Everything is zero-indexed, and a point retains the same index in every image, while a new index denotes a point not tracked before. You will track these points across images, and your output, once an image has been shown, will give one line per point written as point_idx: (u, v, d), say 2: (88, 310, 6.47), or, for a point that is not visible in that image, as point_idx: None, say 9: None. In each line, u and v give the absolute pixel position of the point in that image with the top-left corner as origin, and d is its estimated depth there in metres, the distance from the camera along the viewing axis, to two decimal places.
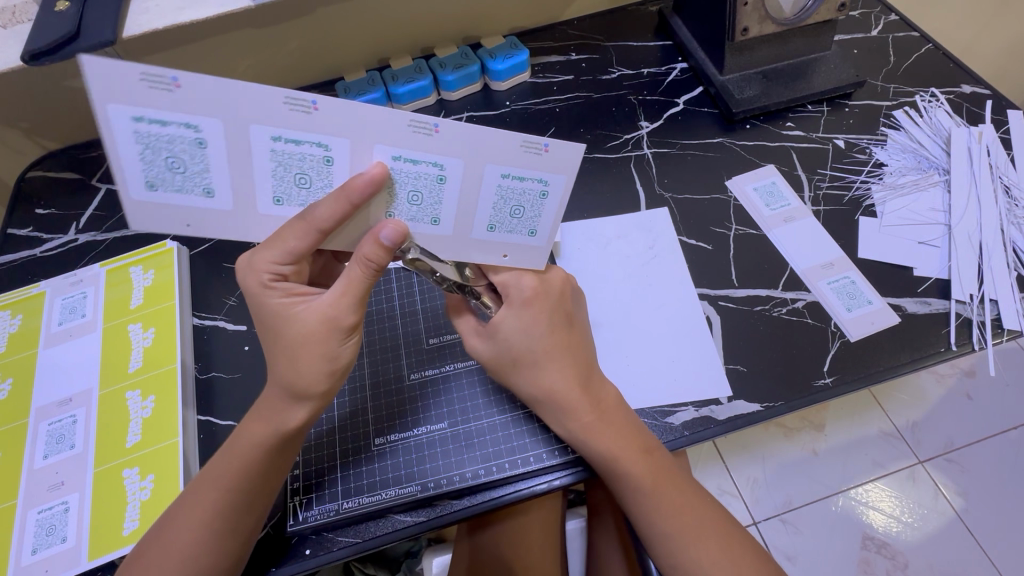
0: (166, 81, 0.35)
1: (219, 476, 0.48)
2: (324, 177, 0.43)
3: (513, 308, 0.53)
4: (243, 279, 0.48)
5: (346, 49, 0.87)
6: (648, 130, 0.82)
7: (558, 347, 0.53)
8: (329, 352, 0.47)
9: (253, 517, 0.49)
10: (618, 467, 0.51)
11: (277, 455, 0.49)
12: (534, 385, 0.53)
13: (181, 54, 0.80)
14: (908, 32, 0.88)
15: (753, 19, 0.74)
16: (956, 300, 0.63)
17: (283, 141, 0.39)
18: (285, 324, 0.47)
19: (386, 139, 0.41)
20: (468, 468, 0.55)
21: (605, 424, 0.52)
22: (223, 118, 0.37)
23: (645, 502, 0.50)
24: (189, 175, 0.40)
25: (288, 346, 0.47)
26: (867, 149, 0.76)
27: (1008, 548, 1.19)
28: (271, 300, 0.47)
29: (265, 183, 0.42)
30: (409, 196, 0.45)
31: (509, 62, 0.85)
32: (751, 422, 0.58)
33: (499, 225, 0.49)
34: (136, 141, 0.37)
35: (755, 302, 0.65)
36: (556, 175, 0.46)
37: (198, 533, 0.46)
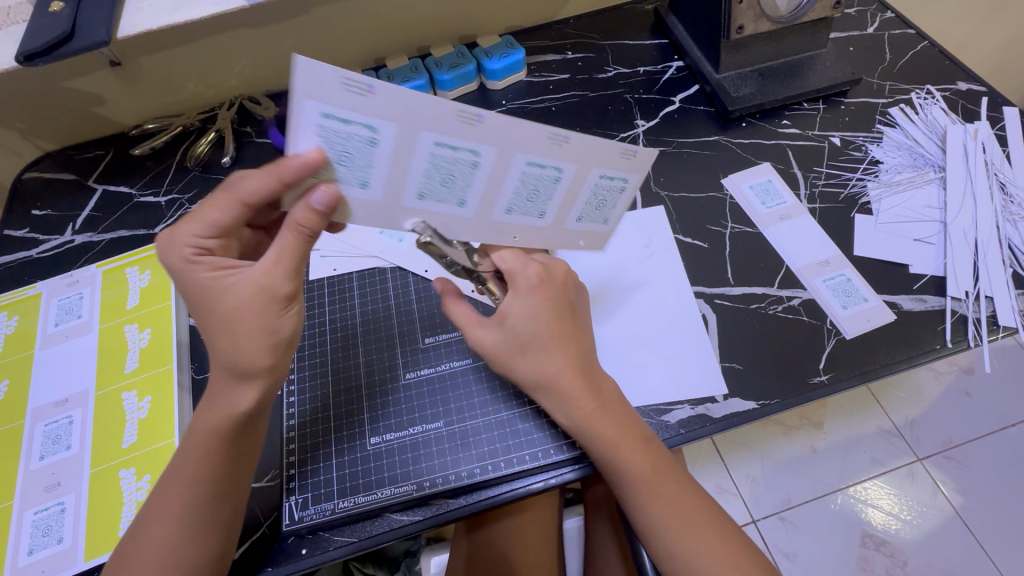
0: (362, 87, 0.37)
1: (192, 460, 0.48)
2: (465, 179, 0.46)
3: (520, 293, 0.53)
4: (167, 260, 0.47)
5: (342, 48, 0.88)
6: (644, 129, 0.82)
7: (563, 336, 0.53)
8: (267, 323, 0.47)
9: (229, 505, 0.49)
10: (617, 457, 0.50)
11: (239, 439, 0.49)
12: (531, 373, 0.52)
13: (178, 54, 0.81)
14: (904, 29, 0.88)
15: (748, 17, 0.74)
16: (951, 297, 0.63)
17: (442, 146, 0.43)
18: (217, 299, 0.47)
19: (525, 148, 0.45)
20: (464, 467, 0.55)
21: (607, 413, 0.51)
22: (403, 123, 0.40)
23: (642, 493, 0.50)
24: (353, 169, 0.42)
25: (226, 324, 0.47)
26: (863, 147, 0.76)
27: (1006, 545, 1.19)
28: (196, 274, 0.47)
29: (415, 181, 0.44)
30: (530, 195, 0.49)
31: (504, 61, 0.85)
32: (747, 420, 0.58)
33: (585, 217, 0.54)
34: (317, 135, 0.39)
35: (751, 300, 0.65)
36: (636, 175, 0.51)
37: (175, 525, 0.46)
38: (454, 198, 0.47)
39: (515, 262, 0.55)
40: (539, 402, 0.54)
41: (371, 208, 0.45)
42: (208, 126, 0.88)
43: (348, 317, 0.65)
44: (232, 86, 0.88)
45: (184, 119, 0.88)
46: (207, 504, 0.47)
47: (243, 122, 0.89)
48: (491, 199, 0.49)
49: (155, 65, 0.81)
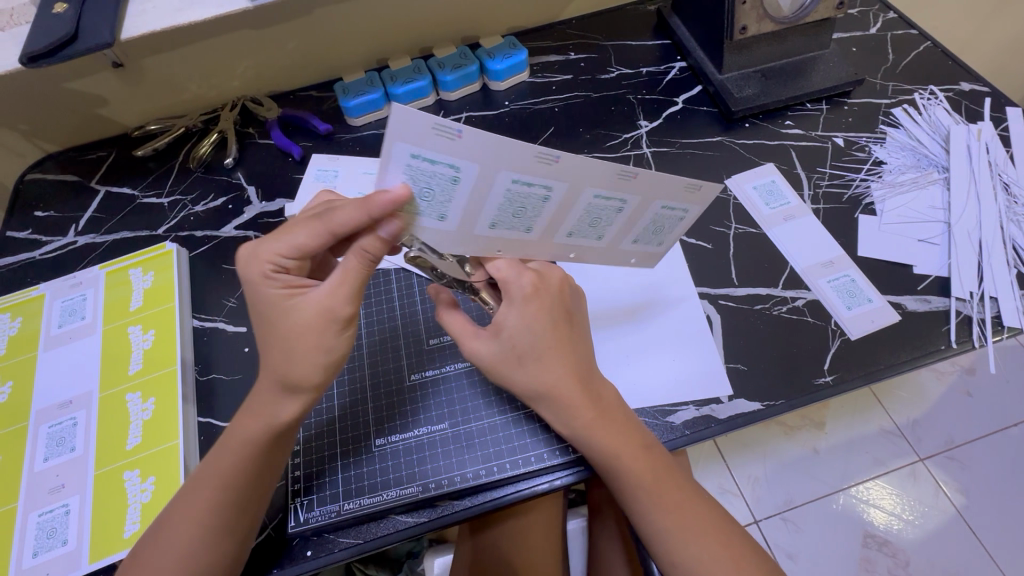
0: (452, 132, 0.39)
1: (218, 472, 0.48)
2: (536, 210, 0.49)
3: (515, 304, 0.52)
4: (247, 274, 0.48)
5: (344, 48, 0.88)
6: (647, 130, 0.82)
7: (560, 344, 0.52)
8: (325, 344, 0.47)
9: (247, 518, 0.49)
10: (615, 463, 0.50)
11: (270, 451, 0.49)
12: (529, 383, 0.52)
13: (181, 56, 0.81)
14: (907, 30, 0.88)
15: (751, 18, 0.74)
16: (956, 297, 0.63)
17: (519, 183, 0.45)
18: (280, 315, 0.47)
19: (594, 183, 0.48)
20: (468, 469, 0.55)
21: (608, 420, 0.51)
22: (485, 164, 0.43)
23: (643, 498, 0.50)
24: (433, 203, 0.45)
25: (283, 339, 0.47)
26: (866, 147, 0.76)
27: (1008, 545, 1.19)
28: (270, 290, 0.47)
29: (490, 214, 0.47)
30: (591, 221, 0.53)
31: (506, 62, 0.85)
32: (751, 421, 0.58)
33: (640, 240, 0.58)
34: (405, 173, 0.42)
35: (755, 301, 0.65)
36: (697, 206, 0.55)
37: (193, 537, 0.46)
38: (523, 226, 0.50)
39: (510, 271, 0.54)
40: (538, 411, 0.54)
41: (445, 237, 0.48)
42: (210, 127, 0.88)
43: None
44: (235, 88, 0.88)
45: (187, 120, 0.88)
46: (226, 518, 0.47)
47: (246, 124, 0.89)
48: (555, 226, 0.52)
49: (157, 66, 0.81)
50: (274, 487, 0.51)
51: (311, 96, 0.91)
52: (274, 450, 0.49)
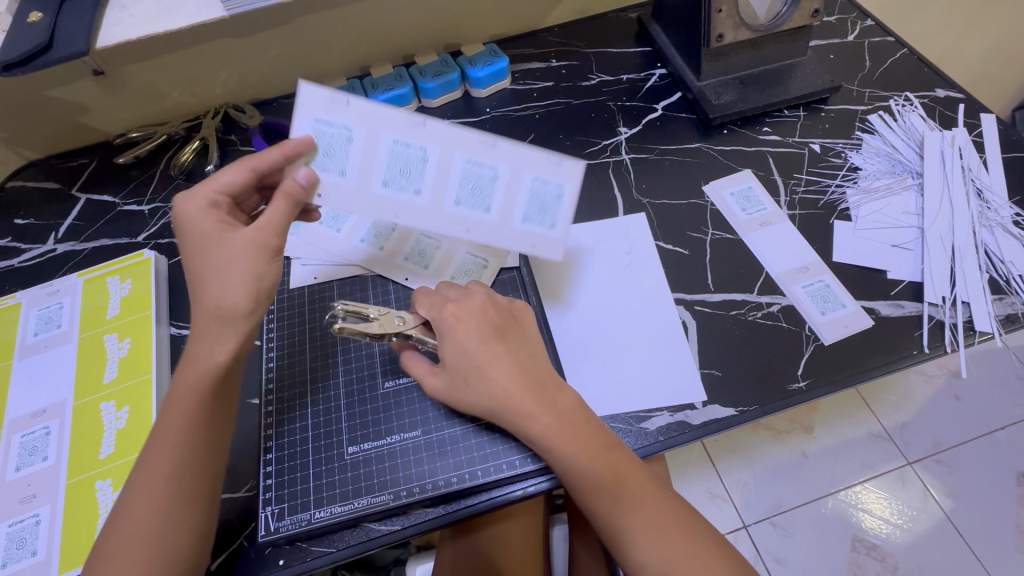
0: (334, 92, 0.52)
1: (167, 440, 0.47)
2: (419, 171, 0.56)
3: (446, 335, 0.54)
4: (186, 207, 0.51)
5: (326, 53, 0.89)
6: (627, 136, 0.82)
7: (496, 355, 0.53)
8: (256, 270, 0.49)
9: (207, 482, 0.48)
10: (579, 471, 0.50)
11: (214, 396, 0.49)
12: (483, 394, 0.52)
13: (161, 63, 0.81)
14: (884, 37, 0.89)
15: (727, 26, 0.75)
16: (929, 302, 0.63)
17: (397, 141, 0.55)
18: (214, 243, 0.49)
19: (461, 147, 0.56)
20: (441, 476, 0.54)
21: (566, 425, 0.51)
22: (366, 122, 0.54)
23: (609, 501, 0.49)
24: (329, 159, 0.54)
25: (216, 265, 0.49)
26: (842, 153, 0.76)
27: (993, 547, 1.26)
28: (205, 220, 0.50)
29: (379, 170, 0.55)
30: (474, 189, 0.57)
31: (488, 70, 0.86)
32: (725, 427, 0.58)
33: (532, 220, 0.58)
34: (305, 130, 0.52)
35: (730, 307, 0.65)
36: (567, 179, 0.57)
37: (156, 509, 0.45)
38: (411, 188, 0.56)
39: (433, 311, 0.57)
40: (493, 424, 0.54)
41: (343, 194, 0.55)
42: (192, 134, 0.89)
43: (297, 326, 0.64)
44: (217, 94, 0.89)
45: (169, 127, 0.88)
46: (187, 487, 0.47)
47: (228, 131, 0.89)
48: (442, 191, 0.57)
49: (138, 73, 0.82)
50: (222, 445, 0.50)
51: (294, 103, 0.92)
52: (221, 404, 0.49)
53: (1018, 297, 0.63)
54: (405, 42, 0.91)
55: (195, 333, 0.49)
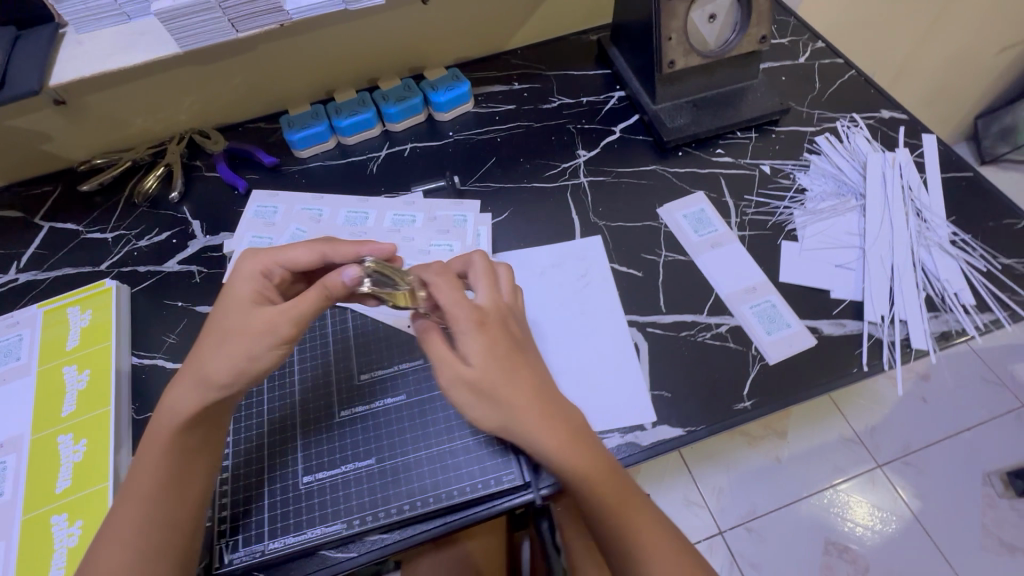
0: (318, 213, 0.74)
1: (137, 491, 0.49)
2: None
3: (465, 333, 0.52)
4: (242, 267, 0.56)
5: (290, 80, 0.90)
6: (585, 159, 0.84)
7: (513, 370, 0.52)
8: (253, 349, 0.51)
9: (177, 531, 0.49)
10: (590, 494, 0.50)
11: (185, 447, 0.51)
12: (499, 407, 0.51)
13: (127, 92, 0.83)
14: (834, 59, 0.92)
15: (677, 52, 0.78)
16: (868, 321, 0.65)
17: None
18: (231, 309, 0.54)
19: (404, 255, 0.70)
20: (394, 503, 0.55)
21: (579, 446, 0.51)
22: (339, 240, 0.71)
23: (613, 524, 0.49)
24: None
25: (224, 330, 0.52)
26: (791, 175, 0.79)
27: (959, 546, 1.29)
28: (246, 284, 0.55)
29: None
30: None
31: (449, 94, 0.88)
32: (673, 447, 0.60)
33: None
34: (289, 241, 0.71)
35: (681, 328, 0.67)
36: None
37: (119, 560, 0.46)
38: None
39: (450, 307, 0.52)
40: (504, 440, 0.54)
41: None
42: (157, 161, 0.89)
43: None
44: (182, 121, 0.90)
45: (133, 154, 0.88)
46: (156, 537, 0.48)
47: (194, 157, 0.90)
48: None
49: (102, 102, 0.83)
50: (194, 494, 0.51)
51: (259, 127, 0.93)
52: (188, 456, 0.51)
53: (952, 315, 0.65)
54: (368, 67, 0.93)
55: (175, 383, 0.52)
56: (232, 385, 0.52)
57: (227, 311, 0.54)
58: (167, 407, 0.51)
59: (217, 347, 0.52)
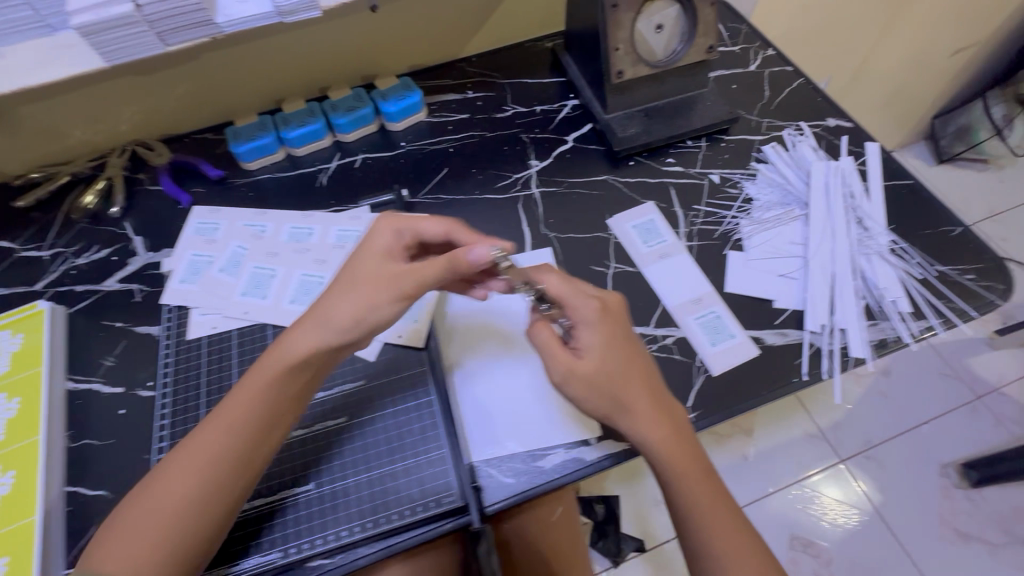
0: (257, 228, 0.72)
1: (225, 420, 0.52)
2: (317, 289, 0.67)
3: (584, 325, 0.57)
4: (377, 223, 0.59)
5: (237, 90, 0.88)
6: (537, 169, 0.84)
7: (631, 363, 0.56)
8: (376, 300, 0.55)
9: (246, 474, 0.51)
10: (682, 486, 0.55)
11: (287, 394, 0.54)
12: (610, 394, 0.55)
13: (63, 103, 0.80)
14: (783, 66, 0.93)
15: (626, 62, 0.78)
16: (809, 330, 0.66)
17: (306, 274, 0.68)
18: (361, 261, 0.57)
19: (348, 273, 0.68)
20: (332, 529, 0.55)
21: (679, 444, 0.55)
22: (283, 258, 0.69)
23: (697, 519, 0.54)
24: (251, 287, 0.67)
25: (356, 280, 0.56)
26: (739, 184, 0.80)
27: (917, 537, 1.33)
28: (384, 241, 0.58)
29: (290, 292, 0.66)
30: None
31: (401, 104, 0.86)
32: (617, 461, 0.60)
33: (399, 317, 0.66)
34: (231, 259, 0.69)
35: None
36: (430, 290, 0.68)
37: (192, 486, 0.49)
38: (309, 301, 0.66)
39: (579, 300, 0.57)
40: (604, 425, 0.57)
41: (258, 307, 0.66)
42: (98, 174, 0.87)
43: (191, 379, 0.62)
44: (125, 132, 0.87)
45: (72, 167, 0.86)
46: (225, 475, 0.50)
47: (137, 169, 0.88)
48: None
49: (36, 114, 0.80)
50: (274, 439, 0.54)
51: (206, 138, 0.90)
52: (281, 408, 0.53)
53: (889, 323, 0.67)
54: (318, 76, 0.91)
55: (291, 326, 0.56)
56: (353, 329, 0.55)
57: (360, 262, 0.57)
58: (282, 344, 0.55)
59: (344, 296, 0.55)
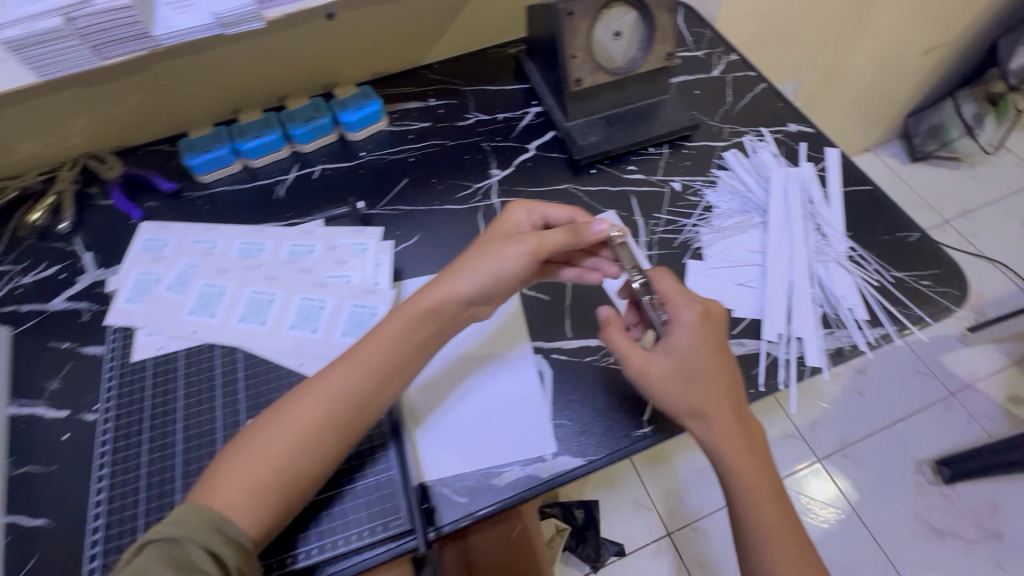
0: (208, 245, 0.71)
1: (355, 359, 0.55)
2: (266, 307, 0.65)
3: (677, 322, 0.59)
4: (512, 205, 0.66)
5: (191, 100, 0.86)
6: (498, 178, 0.83)
7: (716, 365, 0.57)
8: (503, 256, 0.60)
9: (361, 420, 0.54)
10: (749, 501, 0.55)
11: (407, 347, 0.57)
12: (689, 397, 0.56)
13: (8, 116, 0.77)
14: (746, 71, 0.93)
15: (584, 70, 0.78)
16: (766, 340, 0.66)
17: (255, 291, 0.66)
18: (491, 229, 0.64)
19: (298, 289, 0.66)
20: (275, 557, 0.54)
21: (751, 458, 0.56)
22: (232, 275, 0.68)
23: (760, 536, 0.54)
24: (198, 305, 0.65)
25: (487, 241, 0.62)
26: (699, 192, 0.79)
27: (892, 535, 1.34)
28: (523, 218, 0.65)
29: (238, 310, 0.65)
30: (304, 316, 0.64)
31: (359, 114, 0.85)
32: (572, 477, 0.60)
33: (350, 333, 0.63)
34: (178, 277, 0.68)
35: (585, 353, 0.67)
36: (383, 304, 0.65)
37: (314, 418, 0.52)
38: (257, 320, 0.64)
39: (673, 296, 0.60)
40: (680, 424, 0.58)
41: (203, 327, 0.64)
42: (49, 188, 0.84)
43: (136, 401, 0.60)
44: (76, 144, 0.84)
45: (21, 182, 0.83)
46: (345, 416, 0.53)
47: (90, 183, 0.85)
48: (281, 317, 0.64)
49: None
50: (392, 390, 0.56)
51: (162, 150, 0.88)
52: (403, 358, 0.56)
53: (845, 331, 0.67)
54: (276, 86, 0.90)
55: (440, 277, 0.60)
56: (478, 281, 0.59)
57: (487, 232, 0.64)
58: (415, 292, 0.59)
59: (471, 256, 0.61)
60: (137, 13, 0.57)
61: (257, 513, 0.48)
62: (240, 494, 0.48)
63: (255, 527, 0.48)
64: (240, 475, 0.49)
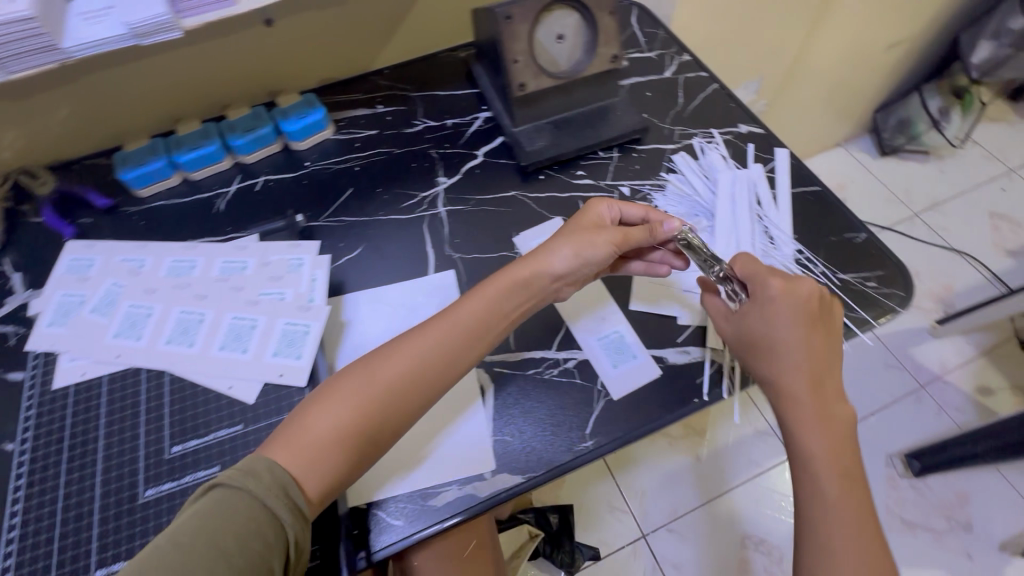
0: (136, 264, 0.68)
1: (450, 319, 0.58)
2: (194, 328, 0.63)
3: (762, 295, 0.58)
4: (595, 198, 0.67)
5: (126, 112, 0.83)
6: (444, 186, 0.81)
7: (812, 334, 0.56)
8: (589, 244, 0.62)
9: (439, 384, 0.57)
10: (814, 472, 0.53)
11: (493, 315, 0.60)
12: (778, 360, 0.56)
13: None
14: (698, 72, 0.92)
15: (527, 75, 0.76)
16: (711, 347, 0.65)
17: (183, 310, 0.64)
18: (583, 214, 0.66)
19: (229, 307, 0.64)
20: None
21: (833, 429, 0.53)
22: (159, 294, 0.65)
23: (821, 509, 0.51)
24: (122, 327, 0.63)
25: (574, 226, 0.65)
26: (648, 196, 0.78)
27: None
28: (607, 210, 0.67)
29: (166, 332, 0.63)
30: (234, 336, 0.62)
31: (302, 124, 0.83)
32: (512, 495, 0.58)
33: (281, 353, 0.61)
34: (103, 297, 0.65)
35: (528, 365, 0.65)
36: (316, 320, 0.63)
37: (400, 372, 0.55)
38: (186, 341, 0.62)
39: (756, 269, 0.60)
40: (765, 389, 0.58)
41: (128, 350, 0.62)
42: None
43: (56, 431, 0.58)
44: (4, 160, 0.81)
45: None
46: (429, 376, 0.56)
47: (21, 199, 0.82)
48: (210, 338, 0.62)
49: None
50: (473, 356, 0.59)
51: (99, 164, 0.85)
52: (488, 325, 0.59)
53: None
54: (216, 94, 0.87)
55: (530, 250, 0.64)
56: (562, 266, 0.62)
57: (575, 220, 0.66)
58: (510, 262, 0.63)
59: (561, 236, 0.64)
60: (41, 25, 0.54)
61: (320, 476, 0.50)
62: (325, 432, 0.51)
63: (328, 471, 0.50)
64: (326, 420, 0.52)
